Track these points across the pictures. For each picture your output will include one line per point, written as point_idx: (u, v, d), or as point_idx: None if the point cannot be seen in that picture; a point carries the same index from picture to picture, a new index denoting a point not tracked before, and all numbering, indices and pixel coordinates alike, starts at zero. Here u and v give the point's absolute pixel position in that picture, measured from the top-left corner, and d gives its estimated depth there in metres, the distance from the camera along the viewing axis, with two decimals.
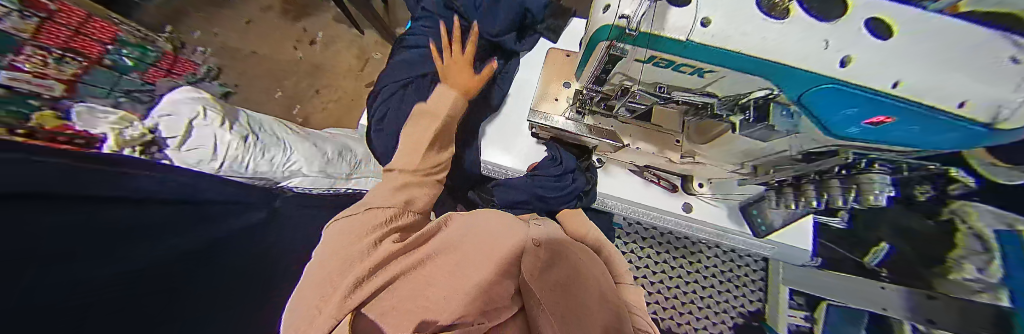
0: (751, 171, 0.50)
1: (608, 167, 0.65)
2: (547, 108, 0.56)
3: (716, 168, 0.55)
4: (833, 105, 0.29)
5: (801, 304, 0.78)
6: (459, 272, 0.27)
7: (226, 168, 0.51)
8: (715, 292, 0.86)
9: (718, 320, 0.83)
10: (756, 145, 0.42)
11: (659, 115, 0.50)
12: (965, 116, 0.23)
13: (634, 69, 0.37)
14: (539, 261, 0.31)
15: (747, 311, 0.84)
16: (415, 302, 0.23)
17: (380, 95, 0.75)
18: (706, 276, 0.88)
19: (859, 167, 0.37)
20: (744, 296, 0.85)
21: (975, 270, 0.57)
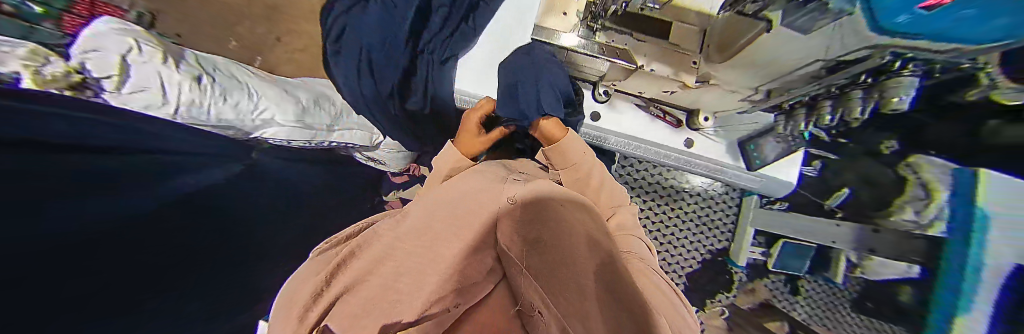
0: (762, 98, 0.47)
1: (613, 102, 0.64)
2: (554, 25, 0.54)
3: (727, 96, 0.50)
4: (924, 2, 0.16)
5: (761, 242, 0.91)
6: (418, 259, 0.29)
7: (183, 114, 0.43)
8: (690, 234, 0.97)
9: (689, 256, 0.97)
10: (781, 68, 0.36)
11: (680, 35, 0.47)
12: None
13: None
14: (517, 224, 0.27)
15: (713, 249, 0.97)
16: (374, 305, 0.25)
17: (353, 19, 0.64)
18: (684, 221, 0.98)
19: (892, 71, 0.33)
20: (715, 237, 0.98)
21: (913, 213, 0.58)
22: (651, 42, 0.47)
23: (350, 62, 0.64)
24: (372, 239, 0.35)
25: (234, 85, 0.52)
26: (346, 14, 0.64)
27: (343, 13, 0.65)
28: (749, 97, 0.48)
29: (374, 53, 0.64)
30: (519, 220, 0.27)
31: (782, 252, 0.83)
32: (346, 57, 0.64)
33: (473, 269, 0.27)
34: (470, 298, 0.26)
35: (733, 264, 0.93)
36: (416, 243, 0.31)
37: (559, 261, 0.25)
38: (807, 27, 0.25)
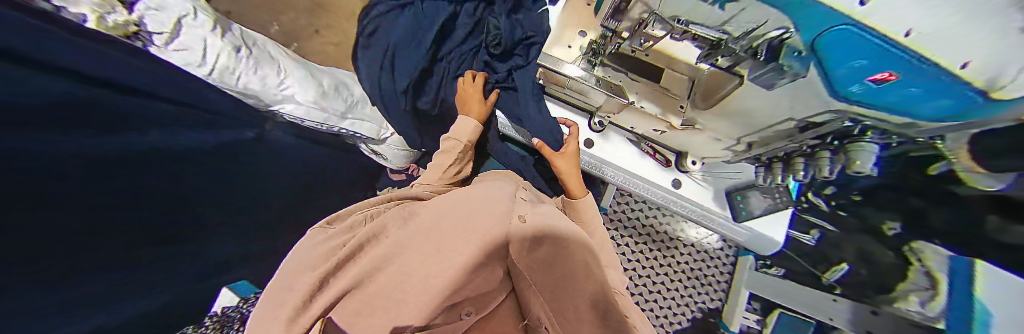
0: (744, 148, 0.50)
1: (607, 132, 0.63)
2: (560, 54, 0.52)
3: (711, 143, 0.53)
4: (847, 52, 0.25)
5: (756, 308, 0.86)
6: (433, 266, 0.35)
7: (216, 77, 0.45)
8: (681, 286, 0.93)
9: (679, 311, 0.92)
10: (751, 112, 0.41)
11: (670, 80, 0.44)
12: (953, 73, 0.21)
13: (681, 6, 0.32)
14: (526, 243, 0.41)
15: (706, 307, 0.92)
16: (387, 297, 0.34)
17: (386, 23, 0.68)
18: (675, 271, 0.95)
19: (852, 133, 0.35)
20: (707, 294, 0.93)
21: (918, 303, 0.53)
22: (642, 83, 0.45)
23: (374, 58, 0.66)
24: (380, 231, 0.41)
25: (268, 60, 0.56)
26: (379, 15, 0.68)
27: (377, 14, 0.68)
28: (732, 146, 0.51)
29: (398, 53, 0.66)
30: (528, 244, 0.41)
31: (779, 321, 0.78)
32: (370, 51, 0.67)
33: (480, 280, 0.38)
34: (479, 308, 0.40)
35: (726, 328, 0.87)
36: (426, 244, 0.38)
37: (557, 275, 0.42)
38: (773, 81, 0.33)
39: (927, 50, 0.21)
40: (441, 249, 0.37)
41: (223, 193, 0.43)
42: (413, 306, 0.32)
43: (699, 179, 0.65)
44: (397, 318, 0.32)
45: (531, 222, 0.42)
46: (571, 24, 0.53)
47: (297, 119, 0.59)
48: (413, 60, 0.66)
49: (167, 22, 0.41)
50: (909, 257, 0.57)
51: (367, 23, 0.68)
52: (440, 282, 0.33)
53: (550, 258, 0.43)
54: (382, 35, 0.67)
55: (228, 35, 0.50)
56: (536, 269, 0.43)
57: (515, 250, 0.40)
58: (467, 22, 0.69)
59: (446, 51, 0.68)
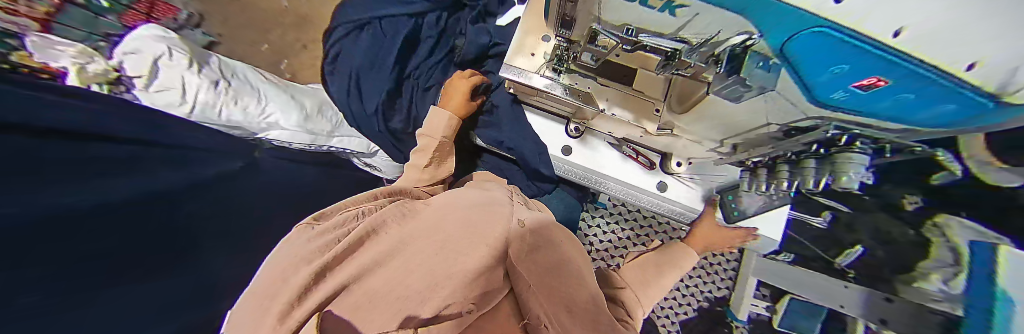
0: (727, 151, 0.44)
1: (586, 139, 0.54)
2: (523, 65, 0.42)
3: (691, 145, 0.48)
4: (825, 56, 0.17)
5: (765, 294, 0.83)
6: (438, 262, 0.33)
7: (199, 114, 0.47)
8: (685, 277, 0.91)
9: (684, 301, 0.90)
10: (731, 115, 0.34)
11: (643, 81, 0.38)
12: (949, 69, 0.14)
13: (626, 15, 0.24)
14: (529, 244, 0.41)
15: (712, 296, 0.90)
16: (391, 296, 0.30)
17: (347, 46, 0.64)
18: None
19: (837, 144, 0.27)
20: (714, 283, 0.90)
21: (938, 282, 0.54)
22: (611, 88, 0.39)
23: (341, 84, 0.64)
24: (378, 228, 0.37)
25: (244, 90, 0.56)
26: (338, 38, 0.64)
27: (337, 38, 0.64)
28: (715, 148, 0.45)
29: (363, 75, 0.63)
30: (531, 245, 0.41)
31: (788, 309, 0.78)
32: (337, 77, 0.64)
33: (491, 278, 0.35)
34: (483, 307, 0.33)
35: (733, 316, 0.86)
36: (430, 243, 0.36)
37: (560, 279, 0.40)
38: (741, 95, 0.27)
39: (931, 53, 0.13)
40: (445, 247, 0.35)
41: (225, 224, 0.46)
42: (424, 302, 0.30)
43: (686, 180, 0.55)
44: (404, 310, 0.29)
45: (529, 224, 0.43)
46: (532, 29, 0.42)
47: (285, 144, 0.60)
48: (380, 81, 0.62)
49: (145, 68, 0.45)
50: (931, 238, 0.59)
51: (330, 48, 0.65)
52: (448, 281, 0.32)
53: (551, 260, 0.42)
54: (346, 58, 0.64)
55: (206, 71, 0.52)
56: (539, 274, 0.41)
57: (519, 253, 0.39)
58: (431, 36, 0.66)
59: (415, 66, 0.65)
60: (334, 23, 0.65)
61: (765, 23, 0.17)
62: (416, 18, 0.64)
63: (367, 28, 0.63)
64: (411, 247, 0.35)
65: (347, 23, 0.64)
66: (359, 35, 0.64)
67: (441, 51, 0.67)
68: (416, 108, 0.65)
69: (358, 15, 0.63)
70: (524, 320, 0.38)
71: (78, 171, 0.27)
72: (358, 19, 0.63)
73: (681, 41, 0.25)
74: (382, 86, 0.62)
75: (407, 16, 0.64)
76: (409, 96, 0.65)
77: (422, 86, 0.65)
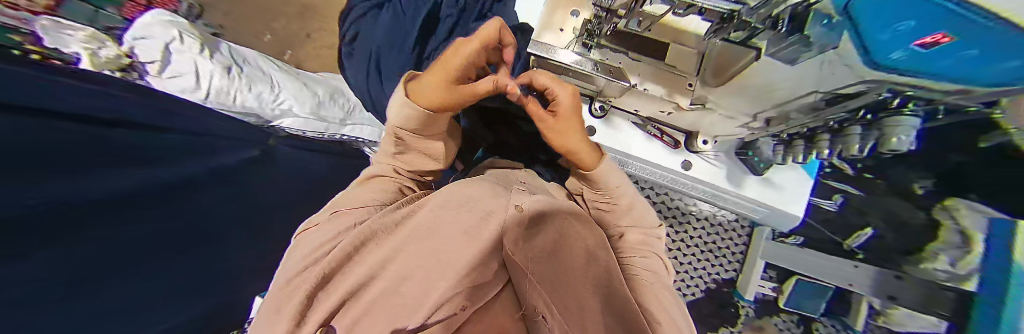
0: (761, 126, 0.48)
1: (612, 119, 0.61)
2: (551, 41, 0.49)
3: (724, 122, 0.50)
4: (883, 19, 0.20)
5: (772, 276, 0.87)
6: (429, 264, 0.25)
7: (215, 99, 0.48)
8: (695, 260, 0.94)
9: (693, 283, 0.93)
10: (771, 80, 0.38)
11: (675, 55, 0.42)
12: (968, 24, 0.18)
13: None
14: (529, 226, 0.29)
15: (719, 278, 0.93)
16: (389, 303, 0.24)
17: (367, 26, 0.63)
18: (689, 245, 0.95)
19: (890, 106, 0.32)
20: (722, 266, 0.93)
21: (948, 262, 0.52)
22: (641, 61, 0.43)
23: (360, 66, 0.63)
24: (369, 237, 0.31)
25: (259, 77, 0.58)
26: (357, 20, 0.63)
27: (355, 19, 0.63)
28: (748, 123, 0.48)
29: (383, 56, 0.62)
30: (531, 224, 0.29)
31: (796, 288, 0.80)
32: (357, 59, 0.63)
33: (488, 271, 0.24)
34: (482, 297, 0.23)
35: (740, 296, 0.89)
36: (417, 244, 0.27)
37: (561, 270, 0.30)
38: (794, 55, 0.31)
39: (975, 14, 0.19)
40: (431, 246, 0.26)
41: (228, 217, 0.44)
42: (409, 314, 0.21)
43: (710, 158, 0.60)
44: (396, 321, 0.21)
45: (529, 209, 0.31)
46: (562, 5, 0.50)
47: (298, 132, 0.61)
48: (400, 61, 0.61)
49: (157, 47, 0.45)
50: (941, 220, 0.57)
51: (348, 29, 0.63)
52: (439, 282, 0.22)
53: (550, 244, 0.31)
54: (366, 38, 0.62)
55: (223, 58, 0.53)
56: (544, 261, 0.29)
57: (510, 236, 0.27)
58: (450, 15, 0.65)
59: (433, 48, 0.64)
60: (350, 4, 0.64)
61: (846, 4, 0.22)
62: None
63: (387, 9, 0.63)
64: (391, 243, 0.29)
65: (364, 3, 0.63)
66: (379, 16, 0.63)
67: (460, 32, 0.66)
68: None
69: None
70: (520, 312, 0.26)
71: (60, 164, 0.25)
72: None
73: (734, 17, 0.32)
74: (401, 67, 0.61)
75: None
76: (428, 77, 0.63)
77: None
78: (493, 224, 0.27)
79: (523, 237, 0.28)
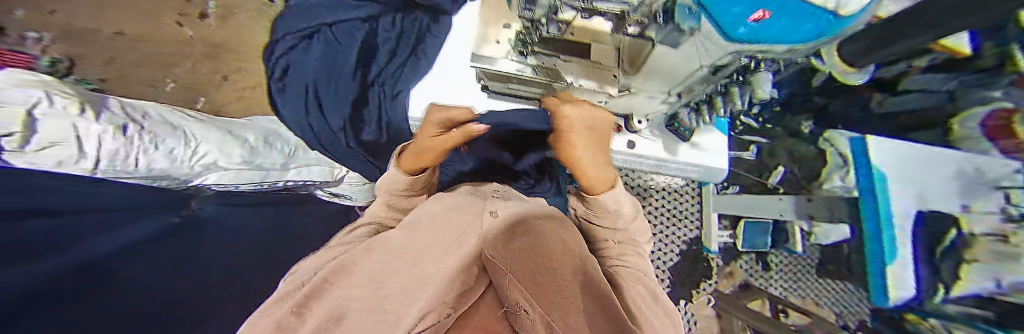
0: (677, 100, 0.52)
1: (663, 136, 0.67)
2: (489, 52, 0.48)
3: (648, 102, 0.54)
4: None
5: (726, 225, 1.16)
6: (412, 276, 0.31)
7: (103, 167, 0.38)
8: (665, 228, 1.15)
9: (668, 248, 1.15)
10: (681, 65, 0.41)
11: (598, 52, 0.45)
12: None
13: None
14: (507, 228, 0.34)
15: (689, 238, 1.16)
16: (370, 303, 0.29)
17: (297, 57, 0.58)
18: (657, 216, 1.15)
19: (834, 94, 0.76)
20: (687, 226, 1.17)
21: (841, 179, 0.74)
22: (573, 61, 0.44)
23: (296, 98, 0.58)
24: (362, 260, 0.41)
25: (172, 133, 0.45)
26: (285, 51, 0.57)
27: (284, 49, 0.57)
28: (666, 99, 0.52)
29: (321, 85, 0.59)
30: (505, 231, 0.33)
31: (746, 231, 1.08)
32: (291, 94, 0.58)
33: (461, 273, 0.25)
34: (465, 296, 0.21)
35: (708, 251, 1.13)
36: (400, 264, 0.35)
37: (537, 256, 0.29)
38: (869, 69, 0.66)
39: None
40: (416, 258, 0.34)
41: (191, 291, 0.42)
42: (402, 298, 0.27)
43: (649, 136, 0.64)
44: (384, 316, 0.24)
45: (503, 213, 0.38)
46: (491, 20, 0.50)
47: (257, 185, 0.56)
48: (343, 88, 0.60)
49: (100, 103, 0.41)
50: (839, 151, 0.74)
51: (274, 63, 0.57)
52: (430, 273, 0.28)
53: (530, 243, 0.31)
54: (297, 71, 0.59)
55: (121, 111, 0.42)
56: (517, 251, 0.29)
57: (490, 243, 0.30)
58: (389, 38, 0.62)
59: (377, 73, 0.63)
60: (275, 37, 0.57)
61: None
62: (367, 23, 0.60)
63: (315, 36, 0.57)
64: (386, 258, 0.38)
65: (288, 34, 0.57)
66: (310, 46, 0.58)
67: (403, 50, 0.64)
68: (387, 116, 0.62)
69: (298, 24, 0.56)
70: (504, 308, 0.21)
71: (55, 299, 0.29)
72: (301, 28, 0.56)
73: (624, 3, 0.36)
74: (348, 93, 0.60)
75: (360, 18, 0.59)
76: (377, 102, 0.62)
77: (389, 94, 0.61)
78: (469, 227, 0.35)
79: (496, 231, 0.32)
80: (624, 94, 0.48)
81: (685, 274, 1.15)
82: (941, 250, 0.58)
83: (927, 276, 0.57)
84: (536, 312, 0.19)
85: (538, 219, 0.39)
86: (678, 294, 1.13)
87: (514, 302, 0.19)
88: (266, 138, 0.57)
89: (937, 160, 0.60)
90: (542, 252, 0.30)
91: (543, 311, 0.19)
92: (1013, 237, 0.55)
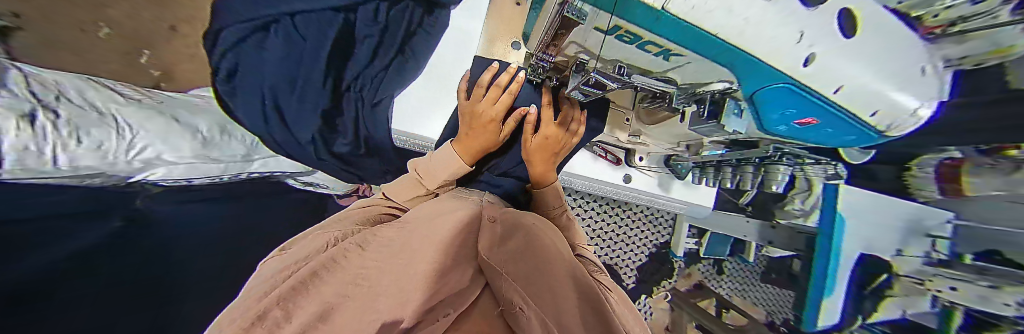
0: (683, 149, 0.61)
1: (649, 159, 0.72)
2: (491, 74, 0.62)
3: (659, 146, 0.63)
4: (774, 104, 0.27)
5: (695, 233, 1.25)
6: (401, 267, 0.29)
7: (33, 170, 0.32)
8: (639, 232, 1.23)
9: (640, 250, 1.23)
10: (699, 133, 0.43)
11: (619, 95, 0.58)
12: (832, 98, 0.24)
13: (624, 51, 0.31)
14: (497, 239, 0.36)
15: (660, 242, 1.25)
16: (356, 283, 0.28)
17: (250, 55, 0.56)
18: (633, 220, 1.22)
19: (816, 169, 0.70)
20: (659, 232, 1.25)
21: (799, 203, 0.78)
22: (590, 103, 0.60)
23: (252, 104, 0.58)
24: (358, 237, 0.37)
25: (97, 121, 0.39)
26: (229, 46, 0.54)
27: (228, 46, 0.54)
28: (674, 147, 0.62)
29: (281, 95, 0.59)
30: (499, 240, 0.36)
31: (710, 241, 1.18)
32: (244, 98, 0.58)
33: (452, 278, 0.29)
34: (459, 302, 0.26)
35: (673, 255, 1.24)
36: (386, 246, 0.34)
37: (534, 265, 0.33)
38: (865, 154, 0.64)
39: (826, 95, 0.23)
40: (408, 242, 0.34)
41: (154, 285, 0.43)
42: (395, 280, 0.27)
43: (647, 169, 0.73)
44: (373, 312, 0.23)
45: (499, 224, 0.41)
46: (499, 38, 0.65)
47: (215, 178, 0.58)
48: (311, 98, 0.62)
49: (17, 79, 0.34)
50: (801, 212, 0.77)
51: (220, 63, 0.55)
52: (422, 258, 0.30)
53: (525, 248, 0.36)
54: (251, 70, 0.56)
55: (44, 92, 0.36)
56: (513, 260, 0.33)
57: (483, 245, 0.33)
58: (371, 34, 0.62)
59: (353, 77, 0.65)
60: (222, 24, 0.54)
61: (700, 50, 0.23)
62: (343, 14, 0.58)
63: (275, 29, 0.54)
64: (380, 238, 0.37)
65: (241, 24, 0.53)
66: (266, 40, 0.55)
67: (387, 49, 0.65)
68: (367, 126, 0.67)
69: (252, 10, 0.52)
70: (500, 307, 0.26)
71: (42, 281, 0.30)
72: (254, 17, 0.52)
73: (676, 86, 0.37)
74: (318, 104, 0.62)
75: (331, 11, 0.56)
76: (353, 111, 0.66)
77: (369, 103, 0.65)
78: (459, 226, 0.37)
79: (491, 239, 0.36)
80: (633, 139, 0.60)
81: (651, 273, 1.25)
82: (868, 289, 0.67)
83: (853, 307, 0.65)
84: (532, 309, 0.25)
85: (529, 224, 0.42)
86: (641, 289, 1.24)
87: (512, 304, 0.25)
88: (222, 127, 0.56)
89: (899, 206, 0.65)
90: (536, 258, 0.35)
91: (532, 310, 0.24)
92: (930, 283, 0.65)
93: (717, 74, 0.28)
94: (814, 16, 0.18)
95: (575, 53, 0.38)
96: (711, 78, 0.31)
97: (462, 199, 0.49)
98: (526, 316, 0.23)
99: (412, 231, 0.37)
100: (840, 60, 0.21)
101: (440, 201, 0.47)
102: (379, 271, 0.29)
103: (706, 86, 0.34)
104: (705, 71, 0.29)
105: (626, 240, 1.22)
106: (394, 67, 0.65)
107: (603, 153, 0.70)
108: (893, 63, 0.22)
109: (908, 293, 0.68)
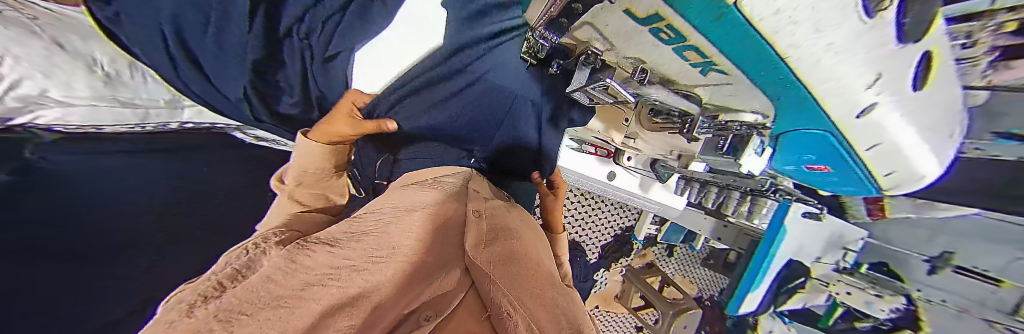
0: (674, 157, 0.60)
1: (636, 159, 0.72)
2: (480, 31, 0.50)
3: (652, 149, 0.62)
4: (801, 146, 0.31)
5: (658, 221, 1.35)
6: (392, 255, 0.26)
7: None
8: (609, 214, 1.31)
9: (607, 230, 1.33)
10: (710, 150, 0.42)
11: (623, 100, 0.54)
12: (857, 149, 0.28)
13: (650, 51, 0.26)
14: (484, 236, 0.34)
15: (625, 226, 1.35)
16: (330, 262, 0.24)
17: None
18: (606, 204, 1.28)
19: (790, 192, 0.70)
20: (627, 216, 1.34)
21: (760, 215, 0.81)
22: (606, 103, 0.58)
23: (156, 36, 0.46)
24: (335, 230, 0.33)
25: None
26: None
27: None
28: (665, 154, 0.60)
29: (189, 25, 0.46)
30: (485, 236, 0.34)
31: (670, 229, 1.31)
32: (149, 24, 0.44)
33: (440, 269, 0.26)
34: (443, 303, 0.22)
35: (635, 238, 1.35)
36: (368, 236, 0.31)
37: (517, 269, 0.31)
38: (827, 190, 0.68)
39: (858, 147, 0.27)
40: (394, 232, 0.31)
41: None
42: (382, 264, 0.24)
43: (631, 169, 0.74)
44: (355, 291, 0.19)
45: (487, 220, 0.39)
46: None
47: None
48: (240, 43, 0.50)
49: None
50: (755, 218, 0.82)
51: None
52: (406, 249, 0.27)
53: (506, 252, 0.33)
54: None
55: None
56: (502, 262, 0.31)
57: (469, 245, 0.31)
58: None
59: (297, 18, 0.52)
60: None
61: (758, 70, 0.20)
62: None
63: None
64: (359, 227, 0.34)
65: None
66: None
67: None
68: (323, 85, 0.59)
69: None
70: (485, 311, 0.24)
71: None
72: None
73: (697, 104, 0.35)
74: (242, 49, 0.51)
75: None
76: (299, 66, 0.56)
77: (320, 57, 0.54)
78: (444, 221, 0.35)
79: (478, 236, 0.33)
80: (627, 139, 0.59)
81: (612, 251, 1.36)
82: (785, 288, 0.79)
83: (770, 300, 0.79)
84: (519, 314, 0.22)
85: (516, 232, 0.41)
86: (601, 266, 1.37)
87: (497, 306, 0.22)
88: None
89: (836, 227, 0.74)
90: (519, 263, 0.33)
91: (521, 314, 0.22)
92: (832, 286, 0.75)
93: (751, 101, 0.28)
94: (901, 52, 0.16)
95: (587, 37, 0.31)
96: (742, 104, 0.29)
97: (451, 188, 0.46)
98: (513, 322, 0.20)
99: (396, 222, 0.34)
100: (892, 112, 0.22)
101: (426, 189, 0.44)
102: (355, 272, 0.22)
103: (733, 114, 0.33)
104: (736, 91, 0.28)
105: (596, 221, 1.29)
106: (355, 10, 0.49)
107: (594, 149, 0.72)
108: (935, 122, 0.25)
109: (813, 290, 0.80)
